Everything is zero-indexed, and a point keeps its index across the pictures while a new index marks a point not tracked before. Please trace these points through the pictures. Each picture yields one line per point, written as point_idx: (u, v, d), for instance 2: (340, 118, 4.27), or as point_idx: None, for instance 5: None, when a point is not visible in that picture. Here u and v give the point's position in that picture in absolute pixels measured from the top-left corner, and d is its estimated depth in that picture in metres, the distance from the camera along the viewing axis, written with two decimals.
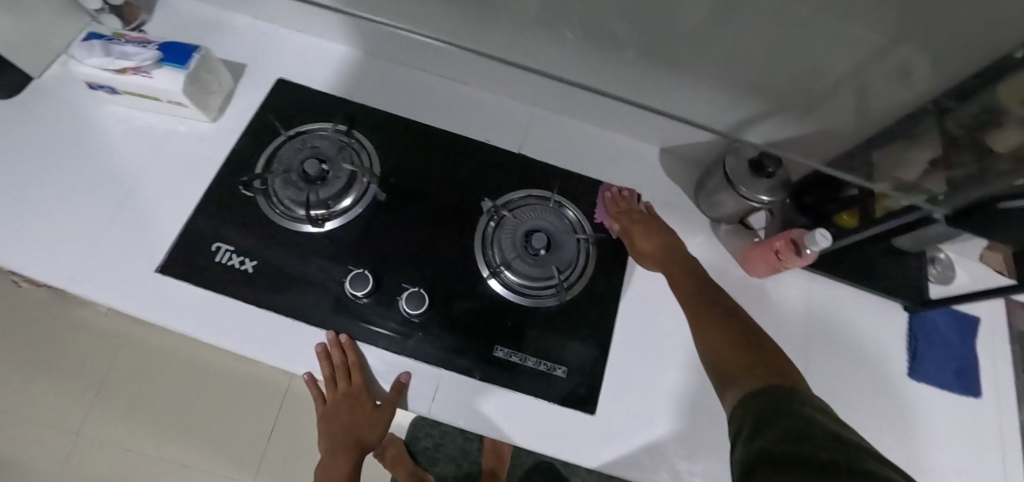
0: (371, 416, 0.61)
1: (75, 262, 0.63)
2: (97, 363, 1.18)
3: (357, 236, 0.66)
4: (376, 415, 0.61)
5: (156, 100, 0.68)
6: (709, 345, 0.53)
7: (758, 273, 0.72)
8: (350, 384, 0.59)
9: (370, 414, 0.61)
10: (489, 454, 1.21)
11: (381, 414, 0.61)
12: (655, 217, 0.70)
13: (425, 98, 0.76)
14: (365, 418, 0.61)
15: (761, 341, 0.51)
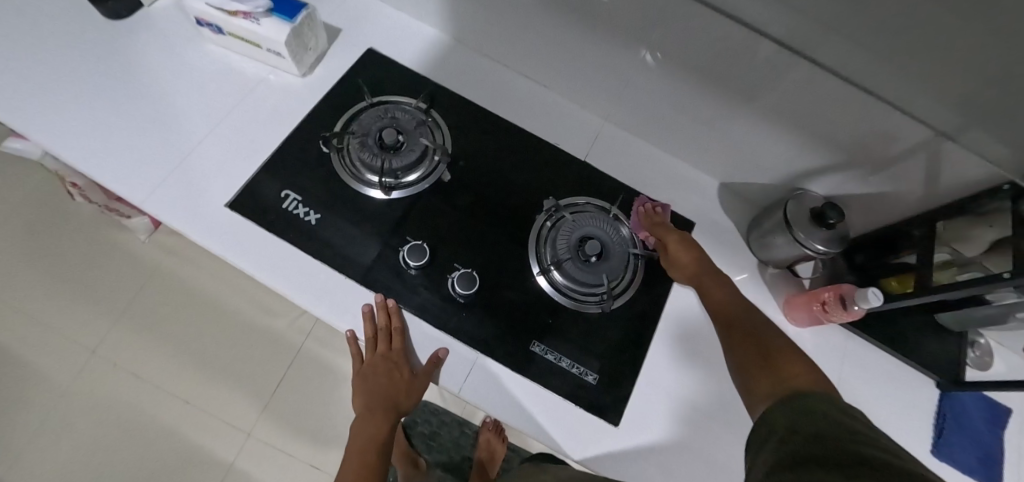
0: (407, 384, 0.62)
1: (151, 183, 0.66)
2: (127, 288, 1.21)
3: (419, 210, 0.68)
4: (413, 383, 0.62)
5: (257, 46, 0.71)
6: (741, 357, 0.54)
7: (798, 321, 0.72)
8: (393, 348, 0.61)
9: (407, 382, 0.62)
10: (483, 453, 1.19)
11: (417, 383, 0.62)
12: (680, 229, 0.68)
13: (504, 93, 0.78)
14: (401, 386, 0.62)
15: (792, 353, 0.51)
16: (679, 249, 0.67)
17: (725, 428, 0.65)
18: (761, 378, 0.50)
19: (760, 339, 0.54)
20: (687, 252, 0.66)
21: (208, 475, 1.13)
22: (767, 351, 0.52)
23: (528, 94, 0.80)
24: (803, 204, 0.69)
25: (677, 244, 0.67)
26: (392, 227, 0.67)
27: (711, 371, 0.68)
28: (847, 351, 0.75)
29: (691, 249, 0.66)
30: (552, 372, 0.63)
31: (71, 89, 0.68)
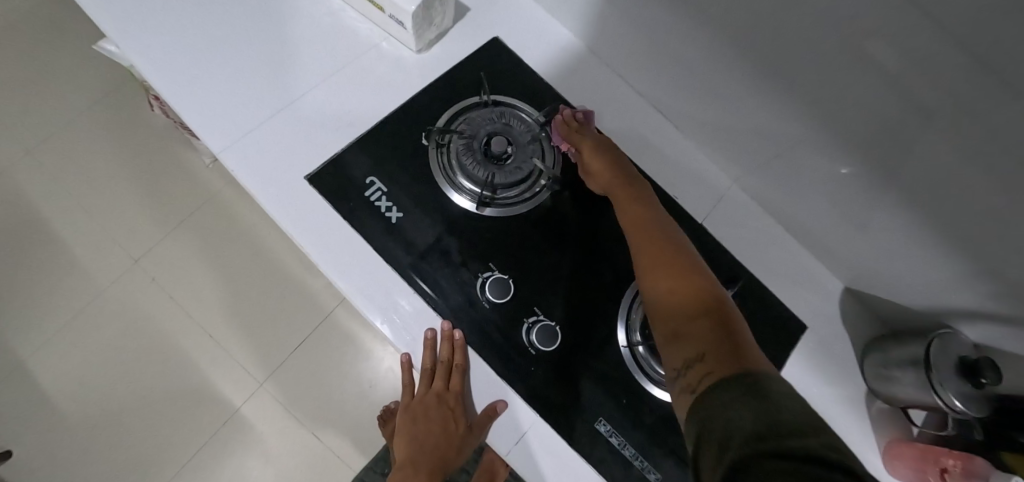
0: (459, 436, 0.58)
1: (235, 133, 0.60)
2: (179, 206, 1.19)
3: (509, 236, 0.60)
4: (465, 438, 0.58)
5: (379, 9, 0.63)
6: (672, 309, 0.44)
7: (899, 475, 0.63)
8: (451, 392, 0.57)
9: (460, 433, 0.58)
10: (484, 472, 1.14)
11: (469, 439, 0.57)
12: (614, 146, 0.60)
13: (629, 125, 0.69)
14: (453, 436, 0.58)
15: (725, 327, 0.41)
16: (601, 156, 0.58)
17: None
18: (689, 339, 0.41)
19: (667, 274, 0.47)
20: (613, 160, 0.58)
21: (213, 414, 1.12)
22: (704, 315, 0.42)
23: (653, 131, 0.70)
24: (949, 347, 0.57)
25: (606, 150, 0.59)
26: (476, 248, 0.59)
27: None
28: None
29: (623, 180, 0.56)
30: (611, 459, 0.56)
31: (177, 10, 0.63)
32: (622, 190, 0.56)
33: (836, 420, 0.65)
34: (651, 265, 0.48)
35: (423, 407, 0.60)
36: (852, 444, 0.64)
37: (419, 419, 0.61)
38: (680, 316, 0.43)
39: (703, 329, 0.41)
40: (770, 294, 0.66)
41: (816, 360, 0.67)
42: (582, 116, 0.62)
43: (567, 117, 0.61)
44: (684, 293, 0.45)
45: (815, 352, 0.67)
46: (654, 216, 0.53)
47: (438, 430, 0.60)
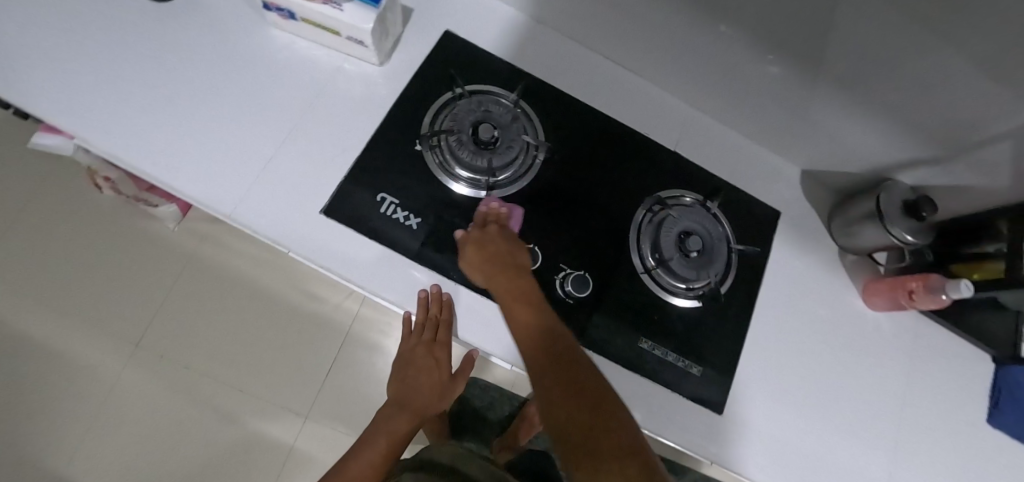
0: (443, 380, 0.71)
1: (240, 190, 0.62)
2: (164, 278, 1.19)
3: (519, 209, 0.66)
4: (451, 383, 0.72)
5: (335, 33, 0.65)
6: (556, 411, 0.46)
7: (877, 307, 0.76)
8: (446, 345, 0.65)
9: (443, 378, 0.71)
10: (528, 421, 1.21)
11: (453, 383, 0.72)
12: (492, 229, 0.61)
13: (589, 79, 0.75)
14: (439, 382, 0.71)
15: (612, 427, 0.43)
16: (493, 257, 0.59)
17: (808, 410, 0.71)
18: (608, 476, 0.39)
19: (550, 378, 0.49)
20: (500, 252, 0.60)
21: (269, 459, 1.15)
22: (587, 415, 0.44)
23: (611, 79, 0.77)
24: (895, 195, 0.70)
25: (496, 247, 0.60)
26: None
27: (795, 355, 0.73)
28: (918, 333, 0.79)
29: (507, 267, 0.59)
30: (662, 367, 0.66)
31: (134, 90, 0.63)
32: (509, 297, 0.57)
33: (821, 280, 0.77)
34: (561, 391, 0.47)
35: (412, 358, 0.67)
36: (838, 295, 0.77)
37: (404, 367, 0.69)
38: (592, 455, 0.42)
39: (610, 465, 0.40)
40: (747, 195, 0.76)
41: (796, 236, 0.78)
42: (505, 212, 0.63)
43: (490, 212, 0.63)
44: (587, 420, 0.44)
45: (793, 230, 0.78)
46: (558, 331, 0.54)
47: (428, 378, 0.70)
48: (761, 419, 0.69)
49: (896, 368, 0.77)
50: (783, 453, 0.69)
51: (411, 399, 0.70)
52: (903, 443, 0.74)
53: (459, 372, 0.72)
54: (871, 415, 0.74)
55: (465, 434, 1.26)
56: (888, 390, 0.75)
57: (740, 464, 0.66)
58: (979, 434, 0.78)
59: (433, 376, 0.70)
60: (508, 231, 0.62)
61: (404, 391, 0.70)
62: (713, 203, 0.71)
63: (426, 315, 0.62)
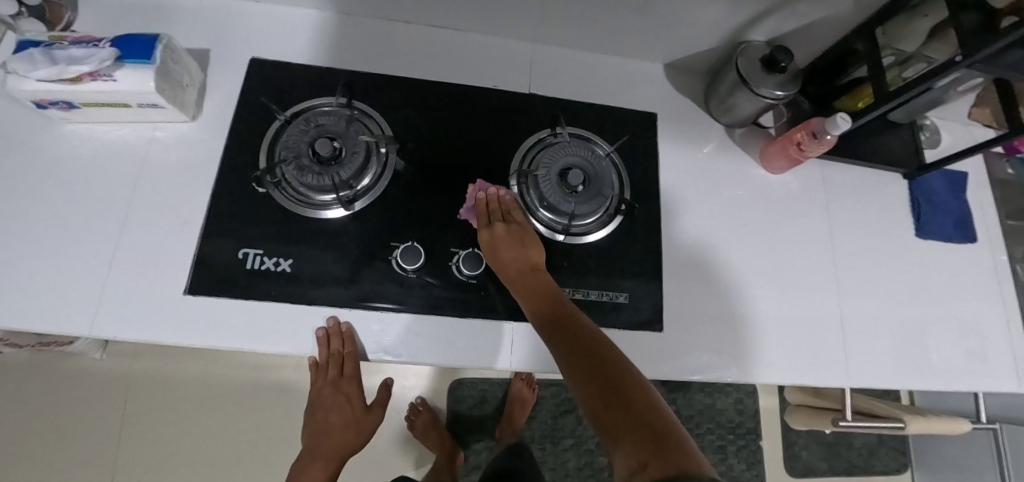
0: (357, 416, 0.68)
1: (92, 305, 0.57)
2: (111, 408, 1.13)
3: (390, 212, 0.63)
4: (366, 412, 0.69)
5: (124, 106, 0.60)
6: (591, 373, 0.41)
7: (775, 169, 0.75)
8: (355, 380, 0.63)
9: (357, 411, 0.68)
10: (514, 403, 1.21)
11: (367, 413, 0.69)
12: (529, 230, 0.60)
13: (418, 52, 0.70)
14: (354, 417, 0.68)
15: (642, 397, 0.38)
16: (495, 250, 0.58)
17: (747, 291, 0.71)
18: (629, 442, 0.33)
19: (581, 367, 0.42)
20: (515, 247, 0.58)
21: None
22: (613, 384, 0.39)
23: (442, 44, 0.72)
24: (751, 57, 0.68)
25: (509, 235, 0.58)
26: (372, 241, 0.62)
27: (720, 245, 0.72)
28: (826, 178, 0.79)
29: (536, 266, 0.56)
30: (588, 308, 0.64)
31: None
32: (518, 271, 0.56)
33: (721, 163, 0.75)
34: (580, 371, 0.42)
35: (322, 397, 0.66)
36: (742, 172, 0.76)
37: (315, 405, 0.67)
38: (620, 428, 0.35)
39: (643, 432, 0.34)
40: (618, 109, 0.73)
41: (684, 130, 0.75)
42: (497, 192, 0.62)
43: (487, 196, 0.62)
44: (618, 394, 0.38)
45: (678, 125, 0.75)
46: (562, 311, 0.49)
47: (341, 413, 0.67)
48: (705, 319, 0.68)
49: (817, 221, 0.76)
50: (733, 341, 0.68)
51: (326, 434, 0.69)
52: (846, 286, 0.75)
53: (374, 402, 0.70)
54: (808, 273, 0.74)
55: (471, 435, 1.25)
56: (816, 244, 0.75)
57: (695, 371, 0.66)
58: (913, 249, 0.79)
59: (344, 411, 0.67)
60: (518, 212, 0.61)
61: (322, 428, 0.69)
62: (563, 128, 0.67)
63: (327, 353, 0.59)
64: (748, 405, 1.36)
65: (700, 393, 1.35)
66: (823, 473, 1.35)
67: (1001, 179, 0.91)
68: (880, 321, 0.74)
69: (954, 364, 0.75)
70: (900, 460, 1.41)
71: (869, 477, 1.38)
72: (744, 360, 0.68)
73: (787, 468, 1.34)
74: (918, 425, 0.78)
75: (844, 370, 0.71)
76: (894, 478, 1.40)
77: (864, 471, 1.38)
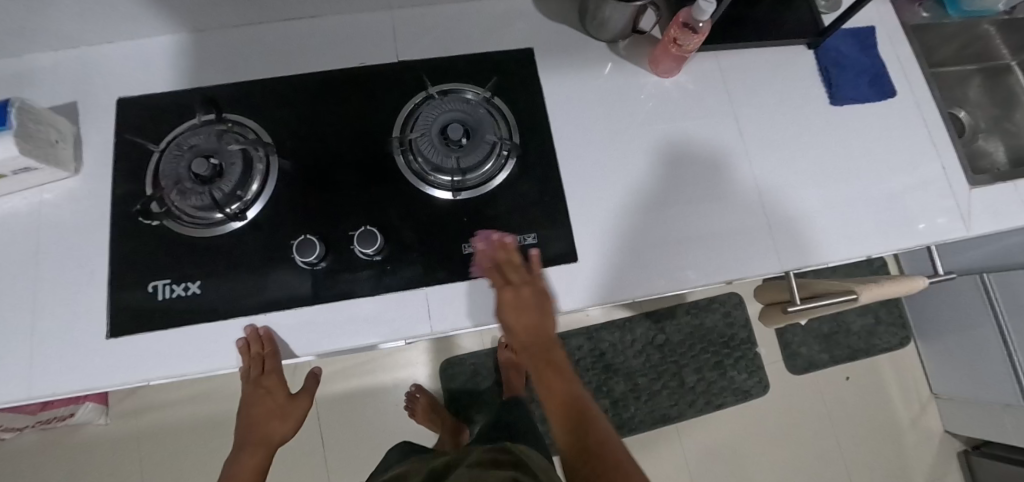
0: (283, 407, 0.66)
1: (23, 369, 0.59)
2: (130, 462, 1.20)
3: (282, 212, 0.63)
4: (291, 402, 0.67)
5: (1, 177, 0.60)
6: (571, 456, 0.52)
7: (664, 71, 0.74)
8: (280, 372, 0.63)
9: (281, 403, 0.67)
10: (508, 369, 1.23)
11: (293, 404, 0.68)
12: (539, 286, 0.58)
13: (279, 51, 0.70)
14: (278, 411, 0.66)
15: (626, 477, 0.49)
16: (521, 310, 0.57)
17: (659, 203, 0.70)
18: None
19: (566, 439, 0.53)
20: (534, 314, 0.57)
21: None
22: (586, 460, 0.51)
23: (302, 36, 0.71)
24: None
25: (531, 299, 0.57)
26: (272, 244, 0.63)
27: (622, 167, 0.70)
28: (724, 70, 0.77)
29: (539, 340, 0.58)
30: None
31: None
32: (539, 343, 0.58)
33: (610, 83, 0.74)
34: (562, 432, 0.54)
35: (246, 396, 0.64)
36: (634, 85, 0.74)
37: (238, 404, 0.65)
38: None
39: None
40: (492, 54, 0.72)
41: (566, 57, 0.74)
42: (508, 244, 0.60)
43: (495, 246, 0.60)
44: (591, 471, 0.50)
45: (559, 54, 0.74)
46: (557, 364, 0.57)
47: (264, 409, 0.66)
48: (621, 242, 0.67)
49: (723, 114, 0.75)
50: (654, 255, 0.67)
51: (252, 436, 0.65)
52: (764, 173, 0.73)
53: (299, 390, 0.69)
54: (721, 168, 0.72)
55: (473, 409, 1.28)
56: (726, 138, 0.74)
57: (619, 292, 0.66)
58: (830, 118, 0.77)
59: (269, 405, 0.65)
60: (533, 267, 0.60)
61: (244, 431, 0.66)
62: (435, 87, 0.66)
63: (249, 357, 0.60)
64: (737, 317, 1.38)
65: (687, 317, 1.37)
66: (825, 364, 1.37)
67: (919, 24, 0.88)
68: (806, 197, 0.73)
69: (893, 222, 0.74)
70: (901, 334, 1.42)
71: (872, 357, 1.40)
72: (668, 271, 0.67)
73: (788, 368, 1.37)
74: (871, 290, 0.77)
75: (776, 255, 0.70)
76: (898, 352, 1.41)
77: (866, 353, 1.40)
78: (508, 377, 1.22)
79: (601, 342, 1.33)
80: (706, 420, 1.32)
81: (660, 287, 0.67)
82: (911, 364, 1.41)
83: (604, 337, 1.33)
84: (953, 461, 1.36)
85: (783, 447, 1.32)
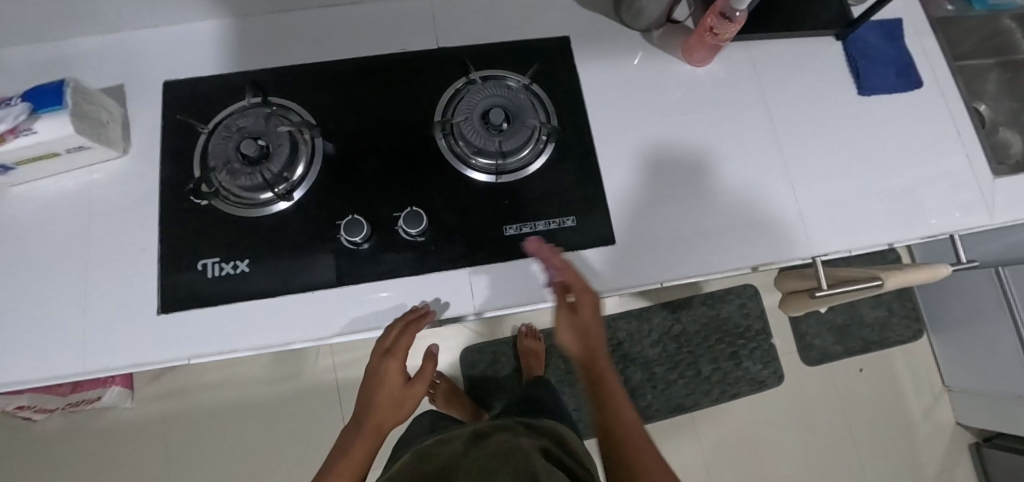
0: (405, 393, 0.59)
1: (78, 343, 0.61)
2: (155, 446, 1.21)
3: (326, 193, 0.65)
4: (408, 389, 0.60)
5: (55, 155, 0.61)
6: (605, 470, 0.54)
7: (697, 60, 0.75)
8: (405, 355, 0.59)
9: (402, 388, 0.59)
10: (528, 356, 1.26)
11: (415, 391, 0.60)
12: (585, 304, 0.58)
13: (321, 37, 0.71)
14: (401, 396, 0.59)
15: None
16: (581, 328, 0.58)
17: (688, 192, 0.71)
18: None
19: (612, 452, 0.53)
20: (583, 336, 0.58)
21: None
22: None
23: (343, 22, 0.72)
24: None
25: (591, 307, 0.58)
26: (319, 224, 0.64)
27: (653, 155, 0.72)
28: (755, 59, 0.78)
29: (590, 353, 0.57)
30: (538, 238, 0.65)
31: None
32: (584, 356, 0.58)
33: (644, 71, 0.75)
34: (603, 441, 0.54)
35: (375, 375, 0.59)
36: (667, 73, 0.76)
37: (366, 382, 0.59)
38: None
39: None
40: (529, 41, 0.73)
41: (601, 45, 0.75)
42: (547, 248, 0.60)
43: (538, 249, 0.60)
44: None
45: (594, 43, 0.75)
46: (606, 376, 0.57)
47: (388, 393, 0.59)
48: (651, 231, 0.68)
49: (754, 103, 0.76)
50: (681, 245, 0.69)
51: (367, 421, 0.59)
52: (793, 161, 0.75)
53: (419, 375, 0.60)
54: (750, 157, 0.74)
55: (492, 396, 1.30)
56: (756, 126, 0.75)
57: (648, 280, 0.67)
58: (859, 107, 0.79)
59: (395, 389, 0.59)
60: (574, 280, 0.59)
61: (363, 410, 0.59)
62: (476, 72, 0.67)
63: (399, 331, 0.59)
64: (752, 308, 1.40)
65: (703, 308, 1.39)
66: (838, 356, 1.39)
67: (944, 17, 0.89)
68: (834, 185, 0.74)
69: (921, 211, 0.75)
70: (914, 327, 1.44)
71: (885, 349, 1.42)
72: (693, 261, 0.69)
73: (802, 359, 1.38)
74: (895, 277, 0.79)
75: (804, 241, 0.72)
76: (911, 345, 1.43)
77: (880, 345, 1.41)
78: (528, 363, 1.24)
79: (618, 332, 1.35)
80: (721, 410, 1.33)
81: (687, 276, 0.68)
82: (923, 356, 1.43)
83: (622, 327, 1.35)
84: (964, 452, 1.38)
85: (797, 437, 1.34)
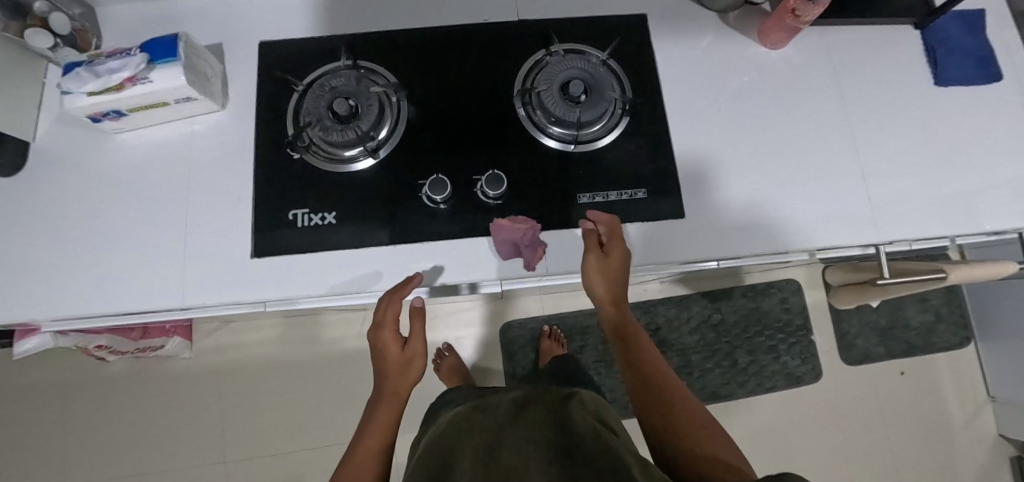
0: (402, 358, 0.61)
1: (177, 281, 0.66)
2: (210, 396, 1.28)
3: (409, 154, 0.68)
4: (407, 349, 0.61)
5: (164, 105, 0.66)
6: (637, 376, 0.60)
7: (772, 43, 0.75)
8: (394, 325, 0.60)
9: (399, 354, 0.61)
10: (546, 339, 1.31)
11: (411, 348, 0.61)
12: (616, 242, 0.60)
13: (408, 5, 0.74)
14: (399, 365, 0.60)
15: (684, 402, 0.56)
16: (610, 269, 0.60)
17: (757, 173, 0.71)
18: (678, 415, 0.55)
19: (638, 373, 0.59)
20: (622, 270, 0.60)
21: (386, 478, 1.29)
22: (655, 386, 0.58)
23: None
24: None
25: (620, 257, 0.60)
26: (402, 183, 0.67)
27: (723, 136, 0.73)
28: (830, 46, 0.78)
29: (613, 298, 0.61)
30: (609, 208, 0.68)
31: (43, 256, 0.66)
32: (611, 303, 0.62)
33: (718, 52, 0.76)
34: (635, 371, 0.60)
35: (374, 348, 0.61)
36: (742, 54, 0.76)
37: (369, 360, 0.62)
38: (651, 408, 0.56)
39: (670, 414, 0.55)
40: (608, 17, 0.75)
41: (678, 24, 0.76)
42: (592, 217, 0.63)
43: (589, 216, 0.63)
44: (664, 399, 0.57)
45: (671, 22, 0.76)
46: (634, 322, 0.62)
47: (389, 365, 0.60)
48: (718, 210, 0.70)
49: (827, 88, 0.76)
50: (746, 225, 0.70)
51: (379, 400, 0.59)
52: (863, 148, 0.75)
53: (411, 334, 0.61)
54: (818, 143, 0.74)
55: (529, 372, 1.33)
56: (829, 112, 0.75)
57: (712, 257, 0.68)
58: (934, 98, 0.78)
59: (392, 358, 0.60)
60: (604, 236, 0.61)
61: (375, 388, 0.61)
62: (557, 45, 0.69)
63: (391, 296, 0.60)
64: (794, 303, 1.39)
65: (743, 300, 1.39)
66: (879, 358, 1.38)
67: None
68: (905, 175, 0.74)
69: (999, 205, 0.73)
70: (960, 334, 1.41)
71: (929, 354, 1.39)
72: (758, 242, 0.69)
73: (842, 359, 1.37)
74: (959, 272, 0.79)
75: (873, 229, 0.72)
76: (955, 351, 1.41)
77: (923, 350, 1.39)
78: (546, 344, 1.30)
79: (657, 319, 1.36)
80: (756, 402, 1.34)
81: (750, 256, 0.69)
82: (968, 365, 1.40)
83: (661, 313, 1.36)
84: (1006, 465, 1.35)
85: (831, 434, 1.34)
